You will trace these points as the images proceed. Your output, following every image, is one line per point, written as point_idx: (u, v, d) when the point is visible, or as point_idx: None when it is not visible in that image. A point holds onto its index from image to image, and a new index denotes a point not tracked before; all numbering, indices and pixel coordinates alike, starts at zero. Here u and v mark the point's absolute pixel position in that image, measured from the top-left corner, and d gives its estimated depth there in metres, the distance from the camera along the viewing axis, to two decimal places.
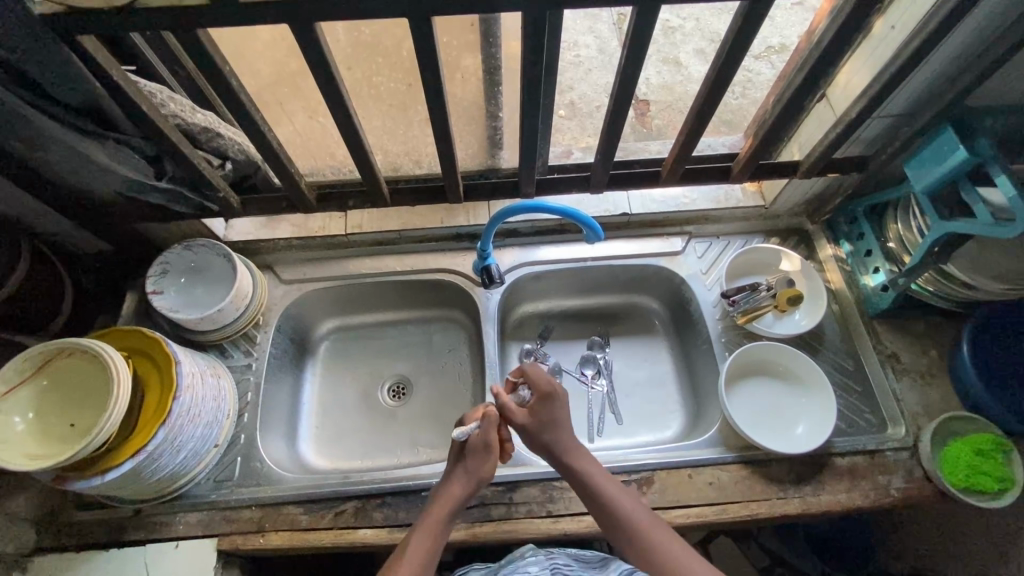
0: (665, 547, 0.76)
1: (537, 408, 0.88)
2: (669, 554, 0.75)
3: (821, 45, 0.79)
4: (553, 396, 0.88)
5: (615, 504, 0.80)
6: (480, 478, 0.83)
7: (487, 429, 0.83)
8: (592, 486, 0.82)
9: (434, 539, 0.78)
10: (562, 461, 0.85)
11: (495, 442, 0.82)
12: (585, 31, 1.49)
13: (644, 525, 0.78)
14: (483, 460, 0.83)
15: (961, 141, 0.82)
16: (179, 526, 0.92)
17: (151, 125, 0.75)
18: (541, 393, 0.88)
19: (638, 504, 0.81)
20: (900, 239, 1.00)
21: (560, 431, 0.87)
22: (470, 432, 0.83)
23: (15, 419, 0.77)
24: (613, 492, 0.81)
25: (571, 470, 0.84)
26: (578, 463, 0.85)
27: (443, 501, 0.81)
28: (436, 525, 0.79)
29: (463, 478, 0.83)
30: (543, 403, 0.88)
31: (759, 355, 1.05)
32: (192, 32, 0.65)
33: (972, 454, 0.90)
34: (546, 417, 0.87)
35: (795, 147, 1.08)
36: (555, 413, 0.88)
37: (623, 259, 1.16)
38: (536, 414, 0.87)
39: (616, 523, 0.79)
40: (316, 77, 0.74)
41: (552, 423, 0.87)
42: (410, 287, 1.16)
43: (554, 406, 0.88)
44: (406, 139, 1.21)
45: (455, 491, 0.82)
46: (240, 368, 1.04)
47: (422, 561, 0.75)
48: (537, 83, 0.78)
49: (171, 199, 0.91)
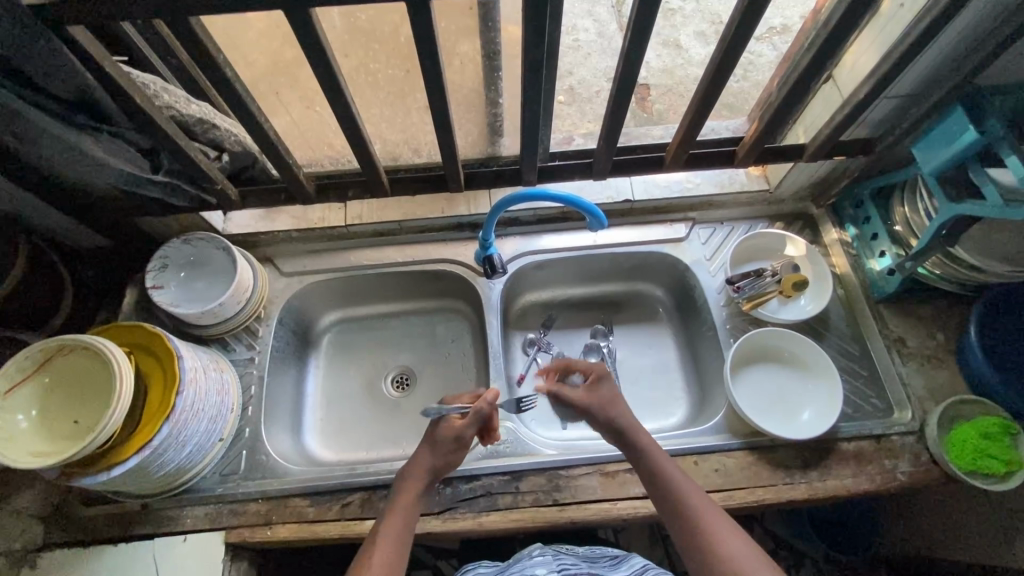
0: (721, 535, 0.70)
1: (596, 388, 0.89)
2: (726, 542, 0.69)
3: (829, 27, 0.77)
4: (607, 375, 0.90)
5: (676, 487, 0.76)
6: (445, 467, 0.82)
7: (471, 421, 0.82)
8: (651, 467, 0.80)
9: (405, 526, 0.75)
10: (628, 441, 0.83)
11: (470, 436, 0.82)
12: (584, 14, 1.47)
13: (706, 512, 0.73)
14: (453, 448, 0.82)
15: (971, 122, 0.81)
16: (187, 519, 0.92)
17: (145, 116, 0.73)
18: (595, 375, 0.90)
19: (701, 493, 0.76)
20: (907, 222, 0.99)
21: (618, 411, 0.86)
22: (450, 419, 0.83)
23: (18, 417, 0.77)
24: (676, 476, 0.78)
25: (637, 448, 0.82)
26: (647, 444, 0.82)
27: (412, 483, 0.79)
28: (407, 510, 0.76)
29: (430, 461, 0.81)
30: (598, 382, 0.90)
31: (764, 341, 1.05)
32: (185, 20, 0.64)
33: (979, 438, 0.89)
34: (608, 394, 0.88)
35: (801, 131, 1.06)
36: (611, 392, 0.88)
37: (626, 247, 1.15)
38: (596, 396, 0.88)
39: (673, 502, 0.75)
40: (313, 65, 0.73)
41: (612, 400, 0.87)
42: (412, 278, 1.15)
43: (609, 384, 0.89)
44: (405, 127, 1.20)
45: (423, 475, 0.80)
46: (243, 362, 1.04)
47: (397, 545, 0.72)
48: (538, 67, 0.76)
49: (167, 193, 0.89)
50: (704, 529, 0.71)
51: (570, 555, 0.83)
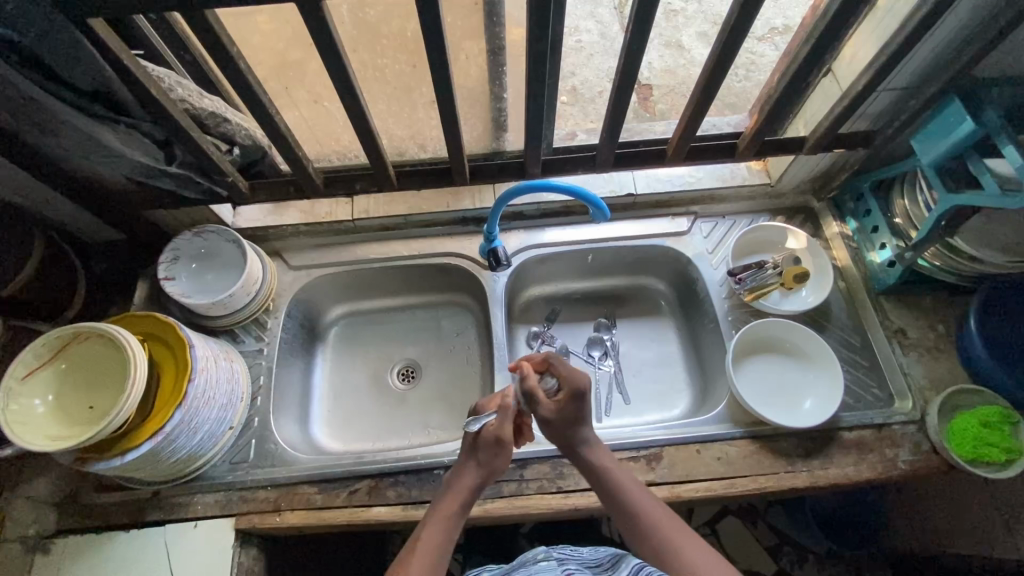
0: (684, 548, 0.70)
1: (566, 402, 0.84)
2: (685, 551, 0.70)
3: (826, 18, 0.79)
4: (583, 393, 0.84)
5: (634, 499, 0.77)
6: (491, 471, 0.80)
7: (505, 420, 0.81)
8: (608, 477, 0.80)
9: (445, 532, 0.74)
10: (581, 457, 0.83)
11: (510, 437, 0.80)
12: (586, 15, 1.49)
13: (665, 519, 0.74)
14: (495, 453, 0.80)
15: (968, 113, 0.82)
16: (197, 506, 0.93)
17: (159, 108, 0.75)
18: (570, 390, 0.84)
19: (658, 504, 0.77)
20: (906, 214, 1.00)
21: (580, 431, 0.84)
22: (485, 424, 0.81)
23: (35, 402, 0.79)
24: (632, 489, 0.78)
25: (589, 465, 0.82)
26: (600, 462, 0.82)
27: (454, 493, 0.78)
28: (445, 518, 0.76)
29: (475, 470, 0.80)
30: (571, 399, 0.84)
31: (764, 332, 1.06)
32: (197, 11, 0.65)
33: (979, 426, 0.90)
34: (572, 413, 0.84)
35: (801, 124, 1.08)
36: (581, 410, 0.84)
37: (629, 240, 1.16)
38: (563, 410, 0.84)
39: (632, 518, 0.75)
40: (323, 57, 0.74)
41: (576, 420, 0.83)
42: (418, 272, 1.17)
43: (583, 402, 0.84)
44: (411, 121, 1.25)
45: (467, 483, 0.79)
46: (252, 353, 1.05)
47: (437, 551, 0.72)
48: (542, 58, 0.78)
49: (180, 185, 0.91)
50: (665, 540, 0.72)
51: (574, 561, 0.79)
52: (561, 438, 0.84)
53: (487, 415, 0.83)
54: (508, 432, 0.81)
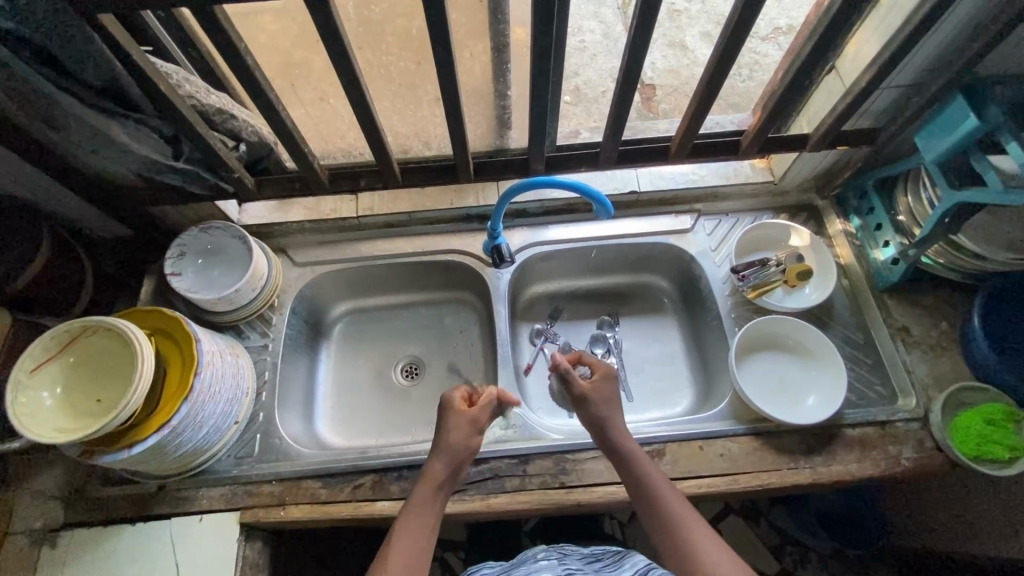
0: (703, 548, 0.69)
1: (600, 383, 0.88)
2: (703, 549, 0.69)
3: (829, 15, 0.79)
4: (614, 375, 0.89)
5: (659, 492, 0.76)
6: (461, 454, 0.80)
7: (486, 407, 0.84)
8: (637, 467, 0.80)
9: (424, 523, 0.74)
10: (614, 443, 0.83)
11: (487, 420, 0.84)
12: (590, 15, 1.49)
13: (677, 512, 0.74)
14: (469, 434, 0.82)
15: (972, 109, 0.82)
16: (202, 500, 0.94)
17: (167, 104, 0.76)
18: (604, 372, 0.90)
19: (680, 499, 0.76)
20: (910, 212, 1.00)
21: (610, 412, 0.86)
22: (464, 411, 0.83)
23: (43, 394, 0.79)
24: (658, 482, 0.78)
25: (618, 452, 0.82)
26: (630, 450, 0.82)
27: (428, 479, 0.77)
28: (423, 507, 0.75)
29: (445, 454, 0.79)
30: (605, 379, 0.89)
31: (768, 329, 1.06)
32: (208, 9, 0.66)
33: (983, 423, 0.90)
34: (605, 394, 0.87)
35: (804, 121, 1.09)
36: (613, 393, 0.88)
37: (633, 238, 1.17)
38: (597, 390, 0.87)
39: (655, 513, 0.75)
40: (330, 54, 0.75)
41: (612, 400, 0.87)
42: (422, 268, 1.17)
43: (614, 384, 0.89)
44: (416, 119, 1.23)
45: (438, 468, 0.78)
46: (257, 349, 1.06)
47: (417, 546, 0.72)
48: (546, 55, 0.78)
49: (188, 180, 0.92)
50: (682, 537, 0.71)
51: (574, 558, 0.80)
52: (591, 417, 0.85)
53: (463, 394, 0.86)
54: (486, 416, 0.84)
